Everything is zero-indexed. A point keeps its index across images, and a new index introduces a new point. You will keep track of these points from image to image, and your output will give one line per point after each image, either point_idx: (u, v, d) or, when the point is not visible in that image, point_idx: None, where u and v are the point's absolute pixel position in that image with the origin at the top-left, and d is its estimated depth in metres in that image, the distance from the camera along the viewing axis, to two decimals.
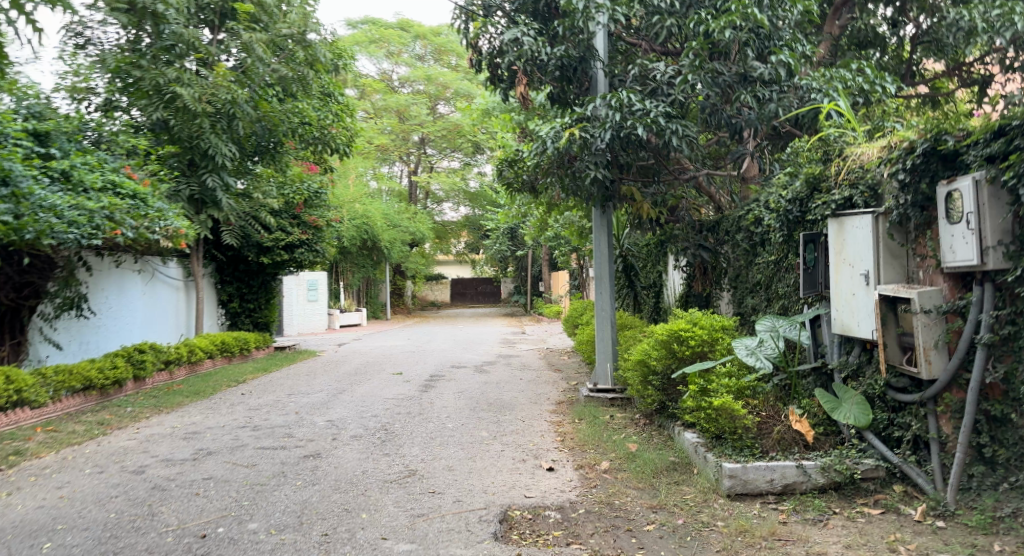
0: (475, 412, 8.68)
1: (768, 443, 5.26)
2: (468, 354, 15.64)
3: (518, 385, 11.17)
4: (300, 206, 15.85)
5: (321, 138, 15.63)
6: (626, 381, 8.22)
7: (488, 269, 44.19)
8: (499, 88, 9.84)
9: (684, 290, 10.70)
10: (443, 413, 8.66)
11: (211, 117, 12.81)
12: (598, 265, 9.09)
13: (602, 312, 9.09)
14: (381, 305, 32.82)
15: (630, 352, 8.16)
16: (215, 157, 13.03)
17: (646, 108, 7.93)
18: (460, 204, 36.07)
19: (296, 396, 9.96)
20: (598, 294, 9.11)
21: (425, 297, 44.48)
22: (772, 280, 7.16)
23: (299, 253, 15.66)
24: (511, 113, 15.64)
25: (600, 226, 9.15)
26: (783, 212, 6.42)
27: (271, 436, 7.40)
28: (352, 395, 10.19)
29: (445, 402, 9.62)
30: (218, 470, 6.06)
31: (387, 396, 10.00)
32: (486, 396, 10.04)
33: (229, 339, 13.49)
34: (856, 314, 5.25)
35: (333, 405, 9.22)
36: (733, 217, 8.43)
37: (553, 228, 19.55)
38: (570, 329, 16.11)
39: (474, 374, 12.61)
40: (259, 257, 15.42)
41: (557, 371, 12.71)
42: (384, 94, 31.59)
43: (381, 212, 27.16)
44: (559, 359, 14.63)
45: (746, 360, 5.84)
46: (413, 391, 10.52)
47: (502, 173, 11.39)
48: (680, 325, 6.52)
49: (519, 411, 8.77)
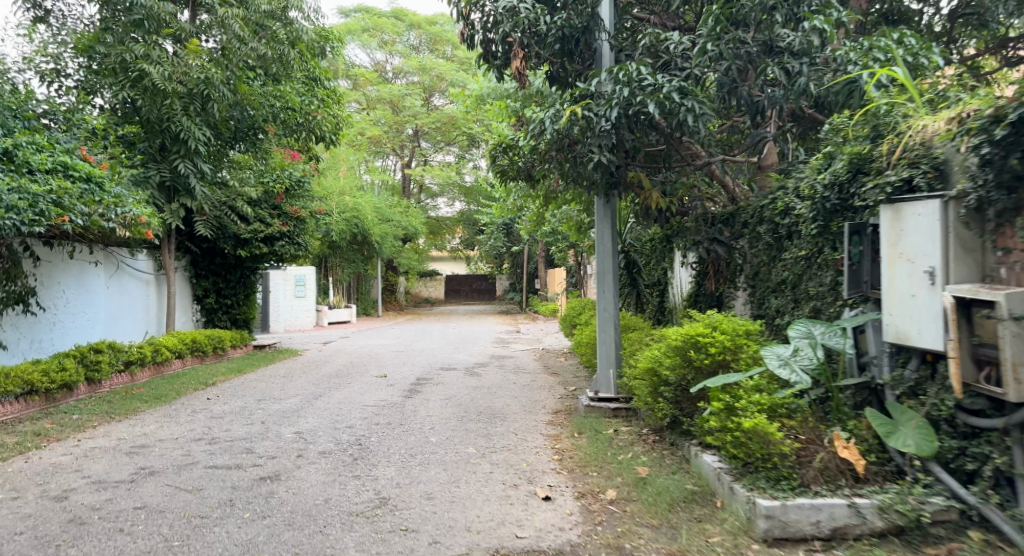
0: (463, 423, 7.80)
1: (809, 474, 4.40)
2: (459, 355, 14.72)
3: (512, 390, 10.28)
4: (280, 196, 14.77)
5: (306, 124, 14.76)
6: (632, 391, 7.34)
7: (483, 268, 43.21)
8: (493, 65, 8.89)
9: (693, 289, 9.83)
10: (428, 424, 7.77)
11: (183, 99, 11.88)
12: (601, 261, 8.17)
13: (604, 312, 8.18)
14: (372, 302, 31.84)
15: (638, 358, 7.26)
16: (187, 141, 12.12)
17: (656, 81, 7.01)
18: (455, 199, 35.12)
19: (266, 402, 9.03)
20: (601, 293, 8.18)
21: (418, 294, 43.51)
22: (802, 278, 6.29)
23: (279, 246, 14.62)
24: (507, 99, 14.73)
25: (604, 218, 8.20)
26: (819, 199, 5.58)
27: (228, 452, 6.48)
28: (329, 401, 9.28)
29: (430, 409, 8.72)
30: (155, 496, 5.15)
31: (367, 403, 9.09)
32: (475, 403, 9.15)
33: (202, 337, 12.56)
34: (916, 319, 4.38)
35: (307, 413, 8.32)
36: (753, 207, 7.54)
37: (550, 223, 18.65)
38: (567, 329, 15.22)
39: (464, 377, 11.71)
40: (237, 250, 14.37)
41: (553, 375, 11.82)
42: (377, 85, 30.59)
43: (372, 206, 26.06)
44: (555, 361, 13.74)
45: (778, 373, 4.98)
46: (396, 397, 9.61)
47: (497, 160, 10.44)
48: (699, 331, 5.65)
49: (512, 422, 7.88)
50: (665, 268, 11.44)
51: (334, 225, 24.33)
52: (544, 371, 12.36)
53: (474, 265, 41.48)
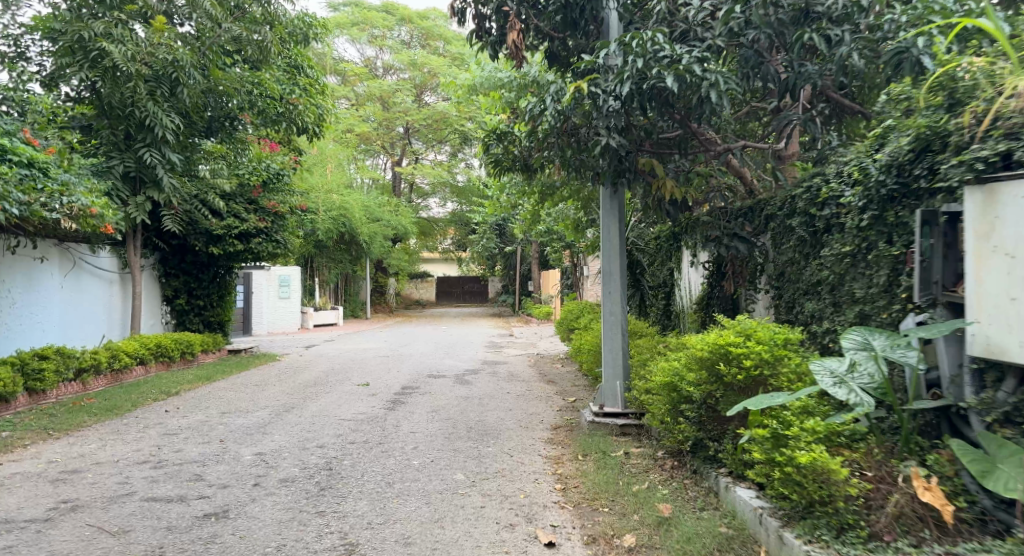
0: (451, 442, 6.86)
1: (880, 521, 3.51)
2: (449, 361, 13.78)
3: (506, 401, 9.36)
4: (257, 189, 13.88)
5: (286, 115, 13.85)
6: (644, 406, 6.43)
7: (476, 270, 42.28)
8: (486, 42, 7.98)
9: (705, 290, 8.95)
10: (411, 442, 6.85)
11: (149, 82, 10.97)
12: (607, 260, 7.28)
13: (610, 316, 7.27)
14: (360, 304, 30.84)
15: (651, 370, 6.35)
16: (154, 128, 11.13)
17: (674, 52, 6.11)
18: (446, 199, 34.17)
19: (230, 416, 8.08)
20: (606, 294, 7.29)
21: (408, 295, 42.57)
22: (846, 278, 5.39)
23: (254, 244, 13.61)
24: (502, 88, 13.82)
25: (610, 211, 7.30)
26: (875, 184, 4.79)
27: (173, 479, 5.53)
28: (302, 414, 8.34)
29: (415, 424, 7.79)
30: (68, 542, 4.21)
31: (344, 417, 8.15)
32: (466, 416, 8.23)
33: (169, 341, 11.56)
34: (1018, 326, 3.50)
35: (275, 430, 7.37)
36: (781, 198, 6.66)
37: (545, 222, 17.72)
38: (564, 333, 14.31)
39: (454, 385, 10.78)
40: (208, 247, 13.26)
41: (551, 384, 10.91)
42: (367, 81, 29.63)
43: (361, 204, 25.04)
44: (551, 368, 12.83)
45: (831, 392, 4.08)
46: (377, 409, 8.67)
47: (490, 151, 9.51)
48: (730, 340, 4.76)
49: (506, 441, 6.95)
50: (672, 268, 10.55)
51: (321, 224, 23.35)
52: (540, 379, 11.43)
53: (466, 266, 40.50)
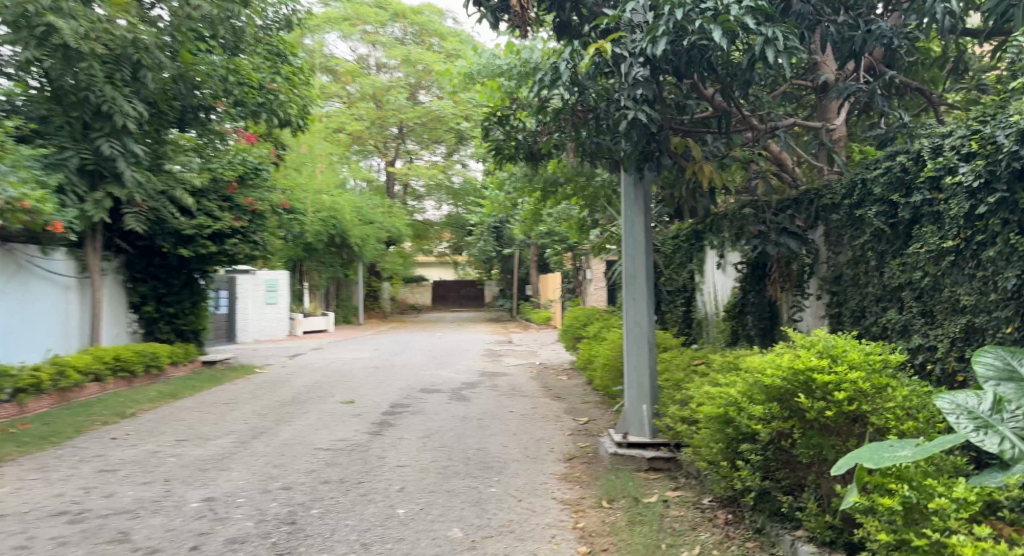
0: (444, 481, 5.68)
1: None
2: (445, 373, 12.59)
3: (509, 423, 8.16)
4: (233, 184, 12.66)
5: (267, 104, 12.72)
6: (682, 439, 5.26)
7: (473, 273, 41.00)
8: (486, 8, 6.81)
9: (740, 294, 7.79)
10: (397, 481, 5.66)
11: (105, 64, 9.79)
12: (630, 261, 6.12)
13: (635, 327, 6.09)
14: (353, 309, 29.57)
15: (691, 395, 5.17)
16: (112, 116, 10.01)
17: (719, 1, 5.00)
18: (442, 200, 32.90)
19: (186, 447, 6.87)
20: (630, 301, 6.13)
21: (403, 300, 41.32)
22: (946, 281, 4.23)
23: (229, 246, 12.43)
24: (501, 75, 12.61)
25: (633, 203, 6.13)
26: (1004, 156, 3.73)
27: (88, 541, 4.34)
28: (272, 442, 7.13)
29: (403, 454, 6.62)
30: None
31: (321, 445, 6.96)
32: (464, 443, 7.05)
33: (130, 353, 10.35)
34: None
35: (235, 466, 6.17)
36: (844, 184, 5.52)
37: (548, 221, 16.51)
38: (570, 340, 13.14)
39: (449, 402, 9.59)
40: (177, 248, 12.02)
41: (558, 400, 9.73)
42: (359, 78, 28.32)
43: (353, 205, 23.79)
44: (557, 380, 11.65)
45: (975, 442, 2.90)
46: (361, 434, 7.48)
47: (490, 137, 8.29)
48: (811, 365, 3.60)
49: (513, 478, 5.78)
50: (696, 269, 9.40)
51: (309, 226, 22.10)
52: (546, 395, 10.23)
53: (463, 270, 39.33)
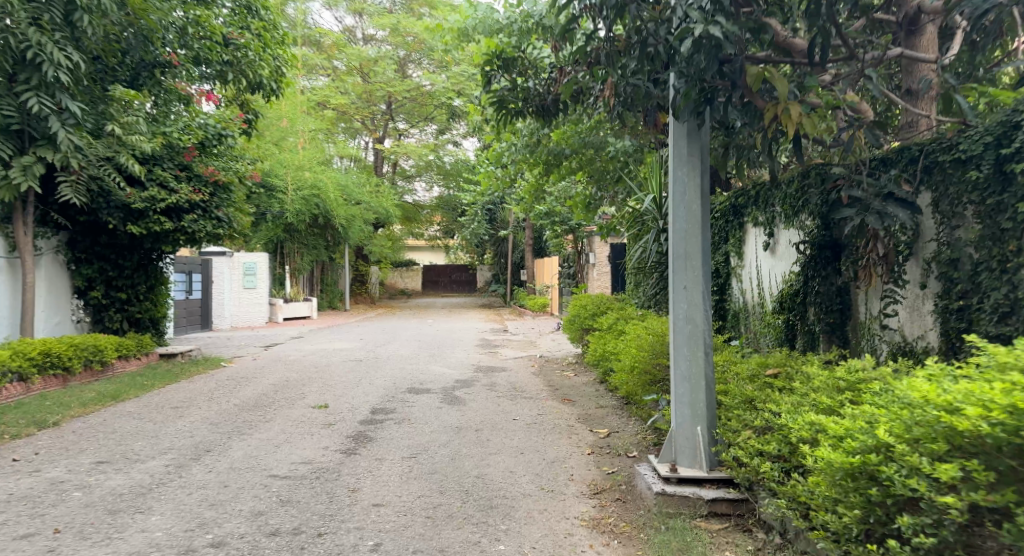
0: (434, 531, 4.22)
1: None
2: (436, 368, 11.12)
3: (512, 436, 6.67)
4: (191, 151, 10.93)
5: (233, 62, 11.12)
6: (765, 480, 3.85)
7: (464, 258, 39.35)
8: None
9: (799, 280, 6.34)
10: (372, 533, 4.19)
11: (30, 4, 7.99)
12: (681, 238, 4.65)
13: (688, 324, 4.64)
14: (339, 294, 27.91)
15: (781, 422, 3.78)
16: (41, 66, 8.19)
17: None
18: (432, 181, 31.21)
19: (103, 473, 5.35)
20: (679, 290, 4.68)
21: (390, 285, 39.65)
22: None
23: (188, 223, 10.71)
24: (501, 29, 10.98)
25: (684, 161, 4.63)
26: None
27: None
28: (216, 465, 5.63)
29: (383, 483, 5.17)
30: None
31: (276, 471, 5.47)
32: (459, 468, 5.57)
33: (64, 347, 8.81)
34: None
35: (158, 505, 4.66)
36: (991, 131, 4.18)
37: (548, 200, 14.98)
38: (575, 332, 11.66)
39: (441, 406, 8.13)
40: (126, 226, 10.33)
41: (568, 403, 8.31)
42: (345, 49, 26.40)
43: (337, 184, 22.04)
44: (563, 377, 10.22)
45: None
46: (331, 453, 6.00)
47: (492, 86, 6.75)
48: None
49: (527, 526, 4.34)
50: (733, 250, 7.96)
51: (288, 206, 20.35)
52: (553, 397, 8.76)
53: (454, 253, 37.68)
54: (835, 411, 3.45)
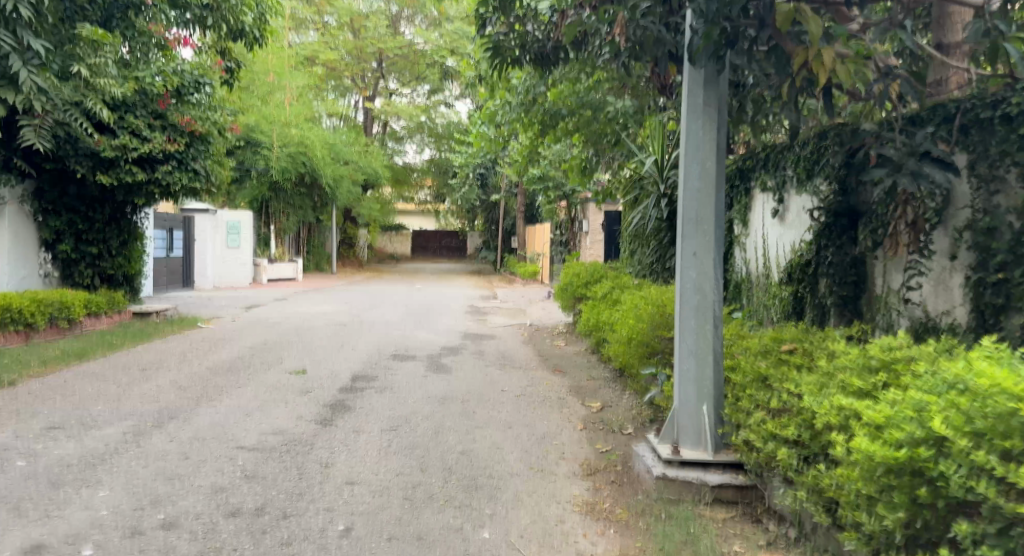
0: (411, 515, 3.82)
1: None
2: (422, 334, 10.70)
3: (500, 409, 6.27)
4: (166, 98, 10.33)
5: None
6: (780, 468, 3.46)
7: (454, 224, 38.78)
8: None
9: (811, 250, 5.92)
10: (342, 516, 3.76)
11: None
12: (693, 198, 4.19)
13: (698, 294, 4.21)
14: (326, 256, 27.35)
15: (802, 405, 3.38)
16: None
17: None
18: (423, 143, 30.49)
19: (52, 440, 4.90)
20: (689, 257, 4.24)
21: (378, 249, 38.99)
22: None
23: (162, 174, 10.31)
24: None
25: (700, 112, 4.16)
26: None
27: None
28: (178, 434, 5.19)
29: (359, 458, 4.76)
30: None
31: (244, 441, 5.05)
32: (442, 443, 5.16)
33: (27, 302, 8.31)
34: None
35: (107, 479, 4.21)
36: None
37: (542, 164, 14.44)
38: (566, 300, 11.24)
39: (425, 374, 7.71)
40: (95, 176, 9.88)
41: (559, 375, 7.91)
42: (335, 3, 25.46)
43: (324, 142, 21.35)
44: (554, 347, 9.83)
45: None
46: (304, 423, 5.57)
47: (486, 30, 6.21)
48: None
49: (515, 511, 3.95)
50: (738, 218, 7.51)
51: (274, 162, 19.69)
52: (544, 367, 8.38)
53: (444, 218, 37.07)
54: (868, 395, 3.05)
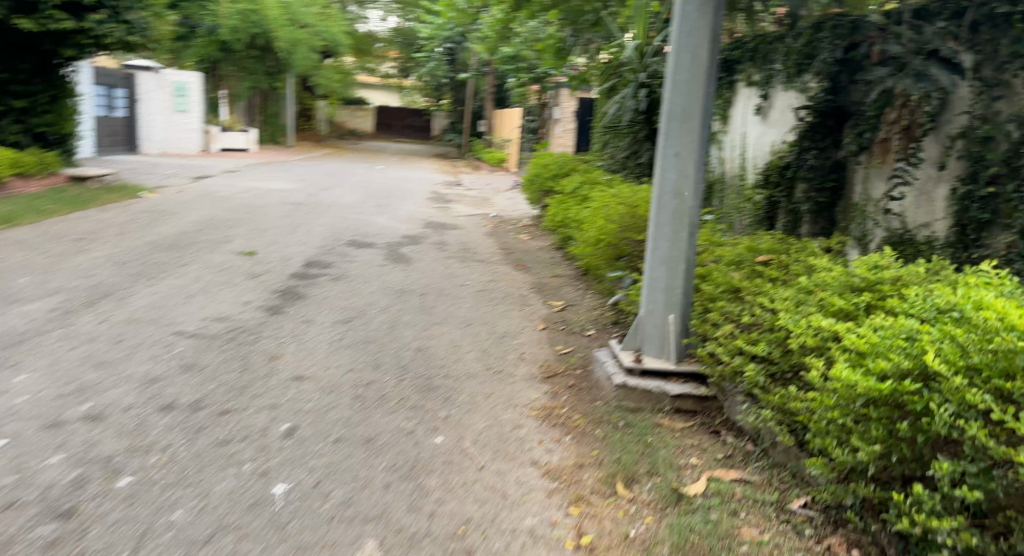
0: (361, 415, 3.64)
1: None
2: (381, 220, 10.30)
3: (460, 305, 6.05)
4: None
5: None
6: (746, 384, 3.34)
7: (419, 101, 37.29)
8: None
9: (791, 154, 5.65)
10: (286, 416, 3.56)
11: None
12: (682, 91, 3.84)
13: (676, 196, 3.94)
14: (283, 128, 26.14)
15: (777, 322, 3.22)
16: None
17: None
18: (389, 11, 28.63)
19: None
20: (670, 156, 3.94)
21: (339, 124, 37.49)
22: None
23: (93, 25, 9.19)
24: None
25: None
26: None
27: None
28: (112, 315, 4.86)
29: (307, 351, 4.52)
30: None
31: (183, 327, 4.75)
32: (397, 338, 4.94)
33: None
34: None
35: (30, 362, 3.91)
36: None
37: (515, 44, 13.61)
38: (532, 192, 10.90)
39: (382, 263, 7.42)
40: (13, 19, 8.72)
41: (521, 270, 7.70)
42: None
43: (279, 1, 19.80)
44: (516, 240, 9.57)
45: None
46: (251, 310, 5.28)
47: None
48: None
49: (469, 414, 3.79)
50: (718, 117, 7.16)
51: (223, 19, 18.42)
52: (505, 261, 8.15)
53: (408, 94, 35.55)
54: (849, 317, 2.89)
